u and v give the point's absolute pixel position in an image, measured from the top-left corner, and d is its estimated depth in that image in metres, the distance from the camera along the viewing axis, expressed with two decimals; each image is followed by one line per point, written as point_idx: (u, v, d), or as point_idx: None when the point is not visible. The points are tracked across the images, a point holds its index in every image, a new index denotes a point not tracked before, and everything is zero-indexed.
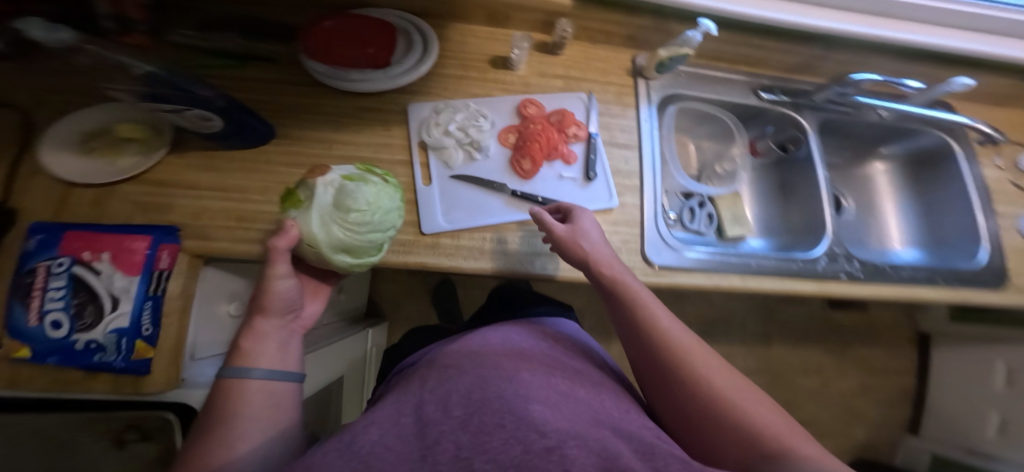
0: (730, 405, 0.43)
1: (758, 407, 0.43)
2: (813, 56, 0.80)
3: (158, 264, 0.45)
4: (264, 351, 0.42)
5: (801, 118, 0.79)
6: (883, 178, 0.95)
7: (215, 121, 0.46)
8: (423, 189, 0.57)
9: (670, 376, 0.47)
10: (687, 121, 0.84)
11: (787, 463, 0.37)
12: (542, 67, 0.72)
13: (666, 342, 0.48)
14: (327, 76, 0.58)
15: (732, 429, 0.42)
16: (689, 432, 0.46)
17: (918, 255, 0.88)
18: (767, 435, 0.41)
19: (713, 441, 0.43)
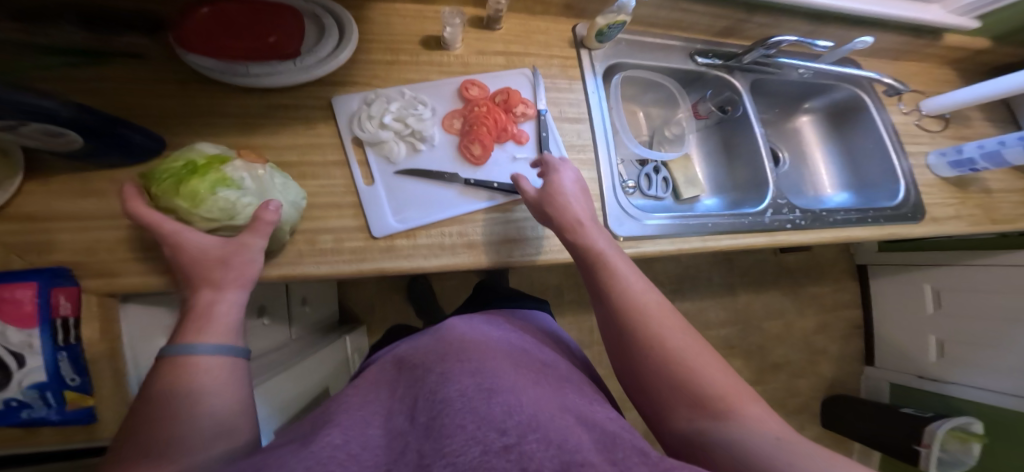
0: (682, 360, 0.44)
1: (708, 365, 0.44)
2: (738, 20, 0.82)
3: (61, 309, 0.36)
4: (218, 324, 0.37)
5: (733, 79, 0.81)
6: (810, 130, 1.01)
7: (69, 135, 0.38)
8: (366, 189, 0.52)
9: (626, 330, 0.48)
10: (632, 89, 0.84)
11: (730, 423, 0.39)
12: (480, 45, 0.67)
13: (632, 297, 0.48)
14: (218, 72, 0.51)
15: (679, 382, 0.43)
16: (639, 382, 0.47)
17: (847, 197, 0.96)
18: (707, 390, 0.42)
19: (658, 388, 0.44)
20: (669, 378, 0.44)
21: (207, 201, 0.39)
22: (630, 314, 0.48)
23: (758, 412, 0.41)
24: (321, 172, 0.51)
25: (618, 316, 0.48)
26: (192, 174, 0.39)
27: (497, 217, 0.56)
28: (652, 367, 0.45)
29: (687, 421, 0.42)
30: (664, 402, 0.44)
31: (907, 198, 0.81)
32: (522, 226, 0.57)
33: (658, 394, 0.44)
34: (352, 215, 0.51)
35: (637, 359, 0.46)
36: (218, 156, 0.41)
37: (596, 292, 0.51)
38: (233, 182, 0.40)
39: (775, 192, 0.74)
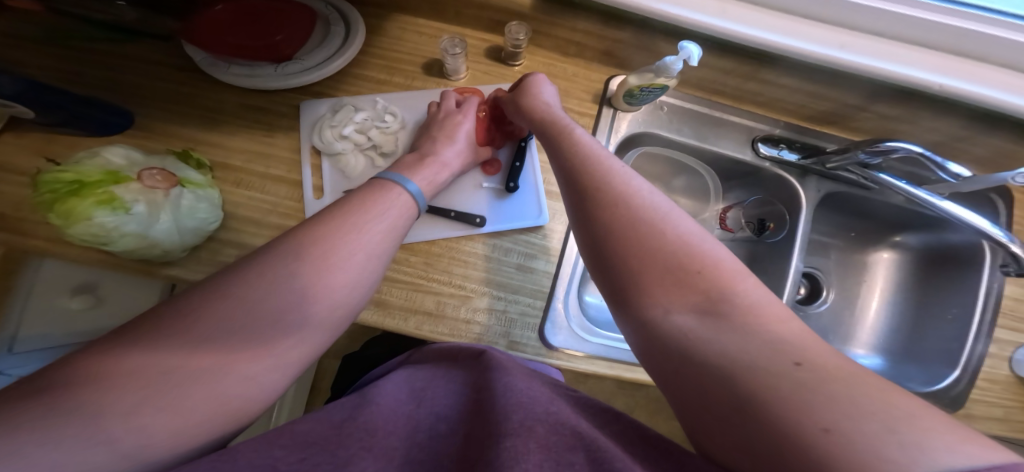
0: (665, 242, 0.32)
1: (702, 247, 0.32)
2: (853, 106, 0.59)
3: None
4: (427, 164, 0.49)
5: (801, 192, 0.63)
6: (884, 269, 0.80)
7: (19, 108, 0.42)
8: (313, 203, 0.50)
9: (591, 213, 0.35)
10: (661, 168, 0.71)
11: (726, 319, 0.28)
12: (488, 80, 0.61)
13: (606, 175, 0.37)
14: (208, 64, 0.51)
15: (663, 257, 0.31)
16: (607, 284, 0.34)
17: (877, 364, 0.75)
18: (691, 264, 0.31)
19: (634, 284, 0.31)
20: (642, 266, 0.31)
21: (81, 222, 0.38)
22: (596, 185, 0.36)
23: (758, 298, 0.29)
24: (256, 183, 0.50)
25: (581, 197, 0.36)
26: (73, 193, 0.38)
27: (415, 281, 0.54)
28: (621, 254, 0.32)
29: (665, 308, 0.30)
30: (636, 293, 0.31)
31: (947, 387, 0.65)
32: (444, 302, 0.53)
33: (627, 284, 0.32)
34: (268, 235, 0.49)
35: (603, 243, 0.34)
36: (114, 174, 0.39)
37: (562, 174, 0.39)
38: (118, 204, 0.38)
39: None
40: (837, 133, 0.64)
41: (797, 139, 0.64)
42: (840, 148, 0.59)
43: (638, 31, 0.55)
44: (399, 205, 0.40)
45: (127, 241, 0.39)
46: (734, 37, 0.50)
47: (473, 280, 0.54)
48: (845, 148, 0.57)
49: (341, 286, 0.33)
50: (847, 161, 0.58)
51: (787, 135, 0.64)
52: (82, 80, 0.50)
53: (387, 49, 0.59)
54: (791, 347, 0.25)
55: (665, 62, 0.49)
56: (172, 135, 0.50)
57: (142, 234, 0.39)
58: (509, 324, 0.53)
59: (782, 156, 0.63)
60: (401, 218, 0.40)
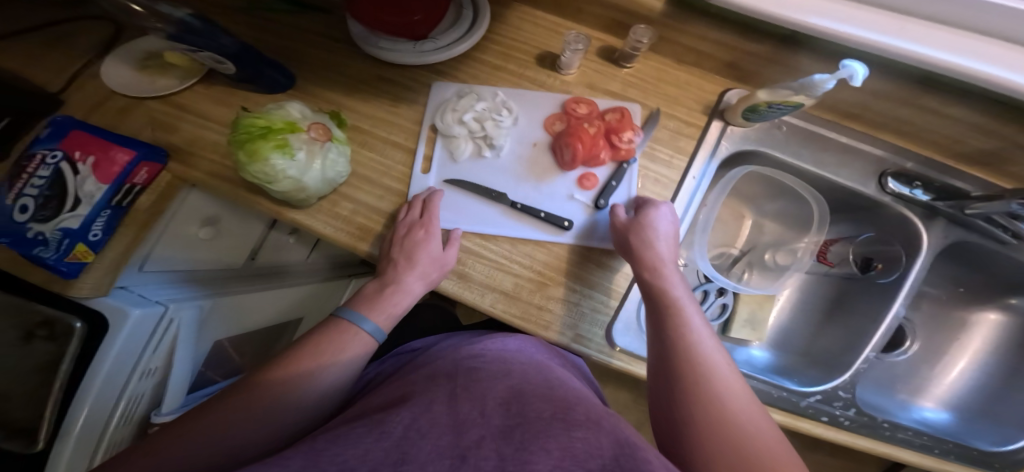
0: (733, 424, 0.38)
1: (768, 439, 0.37)
2: (1010, 148, 0.55)
3: (132, 179, 0.51)
4: (387, 307, 0.48)
5: (922, 234, 0.60)
6: (983, 330, 0.73)
7: (228, 66, 0.49)
8: (419, 177, 0.55)
9: (674, 379, 0.43)
10: (758, 189, 0.70)
11: None
12: (597, 78, 0.62)
13: (694, 345, 0.44)
14: (361, 38, 0.56)
15: (731, 441, 0.37)
16: (674, 437, 0.40)
17: (942, 418, 0.71)
18: (754, 450, 0.36)
19: (696, 450, 0.38)
20: (709, 441, 0.38)
21: (259, 161, 0.45)
22: (683, 355, 0.43)
23: None
24: (378, 147, 0.56)
25: (665, 364, 0.44)
26: (261, 136, 0.45)
27: (501, 261, 0.56)
28: (692, 427, 0.39)
29: None
30: (694, 462, 0.37)
31: (1014, 450, 0.60)
32: (521, 286, 0.55)
33: (692, 448, 0.38)
34: (380, 196, 0.54)
35: (681, 406, 0.41)
36: (292, 124, 0.47)
37: (654, 332, 0.47)
38: (288, 150, 0.45)
39: (845, 381, 0.59)
40: (985, 176, 0.60)
41: (936, 179, 0.60)
42: (987, 195, 0.56)
43: (779, 44, 0.54)
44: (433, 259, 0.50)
45: (286, 183, 0.46)
46: (897, 56, 0.46)
47: (555, 268, 0.56)
48: (996, 196, 0.54)
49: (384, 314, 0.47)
50: (993, 210, 0.55)
51: (923, 173, 0.61)
52: (250, 38, 0.57)
53: (506, 37, 0.61)
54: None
55: (816, 79, 0.49)
56: (315, 96, 0.56)
57: (298, 179, 0.46)
58: (579, 317, 0.55)
59: (914, 196, 0.60)
60: (359, 357, 0.44)
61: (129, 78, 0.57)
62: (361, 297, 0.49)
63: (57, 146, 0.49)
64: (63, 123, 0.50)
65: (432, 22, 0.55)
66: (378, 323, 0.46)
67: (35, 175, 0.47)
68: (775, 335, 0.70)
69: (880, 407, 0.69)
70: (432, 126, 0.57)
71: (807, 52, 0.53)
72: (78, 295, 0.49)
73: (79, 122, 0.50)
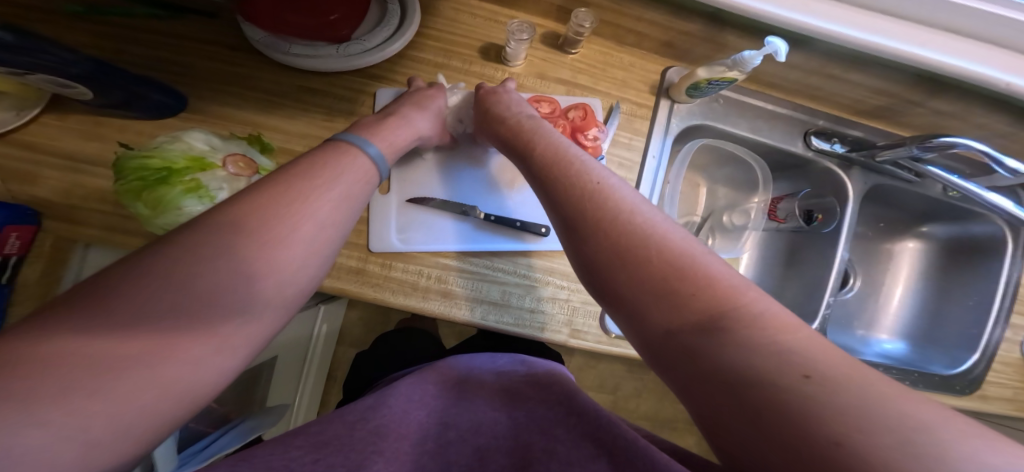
0: (639, 243, 0.29)
1: (672, 245, 0.29)
2: (908, 102, 0.60)
3: (1, 250, 0.38)
4: (389, 140, 0.43)
5: (848, 183, 0.66)
6: (909, 257, 0.83)
7: (81, 89, 0.38)
8: (378, 198, 0.53)
9: (577, 217, 0.33)
10: (707, 159, 0.73)
11: (725, 329, 0.24)
12: (544, 67, 0.59)
13: (582, 173, 0.35)
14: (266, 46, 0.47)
15: (643, 265, 0.28)
16: (603, 292, 0.31)
17: (900, 348, 0.79)
18: (669, 267, 0.28)
19: (631, 292, 0.29)
20: (634, 265, 0.29)
21: (170, 211, 0.37)
22: (573, 191, 0.34)
23: (767, 306, 0.26)
24: None
25: (558, 203, 0.35)
26: (161, 180, 0.36)
27: (483, 270, 0.53)
28: (611, 254, 0.30)
29: (665, 323, 0.27)
30: (625, 293, 0.29)
31: (966, 370, 0.69)
32: (509, 292, 0.53)
33: (624, 295, 0.29)
34: None
35: (585, 237, 0.32)
36: (200, 160, 0.38)
37: (538, 186, 0.38)
38: (204, 193, 0.38)
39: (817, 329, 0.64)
40: (881, 126, 0.66)
41: (848, 132, 0.65)
42: (890, 143, 0.61)
43: (714, 23, 0.55)
44: (360, 171, 0.37)
45: None
46: (814, 33, 0.50)
47: (538, 268, 0.54)
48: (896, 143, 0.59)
49: (328, 201, 0.32)
50: (897, 155, 0.61)
51: (837, 128, 0.65)
52: (120, 56, 0.45)
53: (443, 32, 0.56)
54: (800, 356, 0.22)
55: (746, 56, 0.50)
56: (226, 117, 0.46)
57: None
58: (572, 312, 0.53)
59: (834, 150, 0.65)
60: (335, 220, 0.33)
61: None
62: (355, 127, 0.42)
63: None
64: None
65: (354, 19, 0.47)
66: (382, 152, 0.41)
67: None
68: None
69: (842, 346, 0.79)
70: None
71: (742, 28, 0.55)
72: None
73: None
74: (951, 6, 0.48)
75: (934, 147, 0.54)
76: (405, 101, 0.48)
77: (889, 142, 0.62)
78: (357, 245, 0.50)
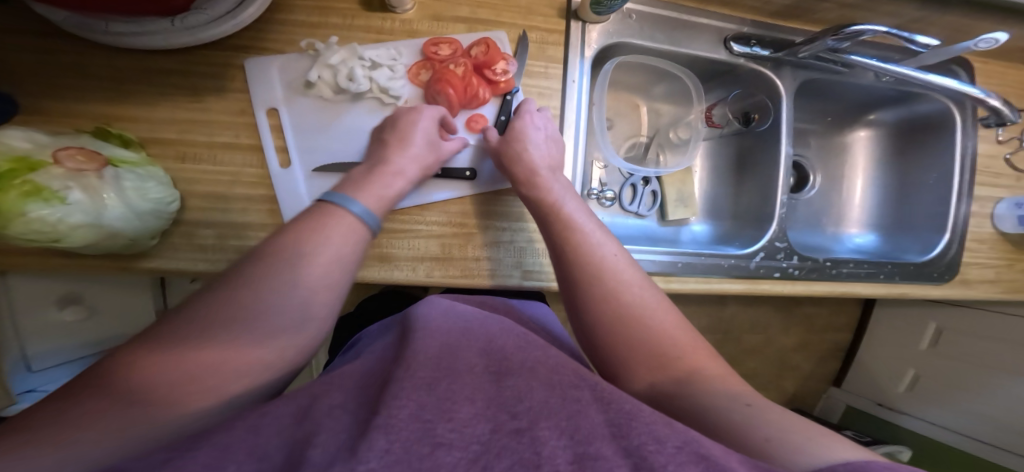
0: (643, 322, 0.40)
1: (652, 302, 0.41)
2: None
3: None
4: (372, 193, 0.42)
5: (779, 81, 0.63)
6: (863, 148, 0.82)
7: None
8: (280, 172, 0.47)
9: (583, 297, 0.42)
10: (637, 78, 0.69)
11: (697, 384, 0.35)
12: (439, 7, 0.54)
13: (586, 239, 0.45)
14: (76, 25, 0.40)
15: (639, 344, 0.39)
16: (603, 358, 0.41)
17: (871, 240, 0.78)
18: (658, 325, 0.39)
19: (626, 355, 0.39)
20: (633, 337, 0.39)
21: (17, 221, 0.32)
22: (584, 268, 0.43)
23: (715, 371, 0.37)
24: (206, 155, 0.45)
25: (568, 288, 0.44)
26: None
27: (417, 228, 0.50)
28: (626, 313, 0.40)
29: (648, 383, 0.38)
30: (623, 364, 0.39)
31: (941, 254, 0.67)
32: (448, 244, 0.50)
33: (620, 362, 0.40)
34: (244, 209, 0.45)
35: (589, 315, 0.42)
36: (25, 160, 0.33)
37: (544, 229, 0.48)
38: (50, 195, 0.33)
39: (776, 231, 0.62)
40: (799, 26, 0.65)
41: (768, 35, 0.63)
42: (809, 38, 0.60)
43: None
44: (344, 234, 0.37)
45: (82, 233, 0.35)
46: None
47: (475, 216, 0.52)
48: (812, 38, 0.58)
49: (348, 214, 0.38)
50: (817, 49, 0.60)
51: (757, 31, 0.63)
52: None
53: None
54: (740, 397, 0.34)
55: None
56: (86, 115, 0.42)
57: (96, 223, 0.35)
58: (520, 253, 0.52)
59: (755, 53, 0.62)
60: (346, 246, 0.37)
61: None
62: (345, 183, 0.43)
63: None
64: None
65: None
66: (367, 205, 0.40)
67: None
68: (705, 207, 0.72)
69: (815, 246, 0.76)
70: (271, 108, 0.47)
71: None
72: None
73: None
74: None
75: (847, 34, 0.55)
76: (397, 140, 0.46)
77: (807, 38, 0.61)
78: (271, 226, 0.46)
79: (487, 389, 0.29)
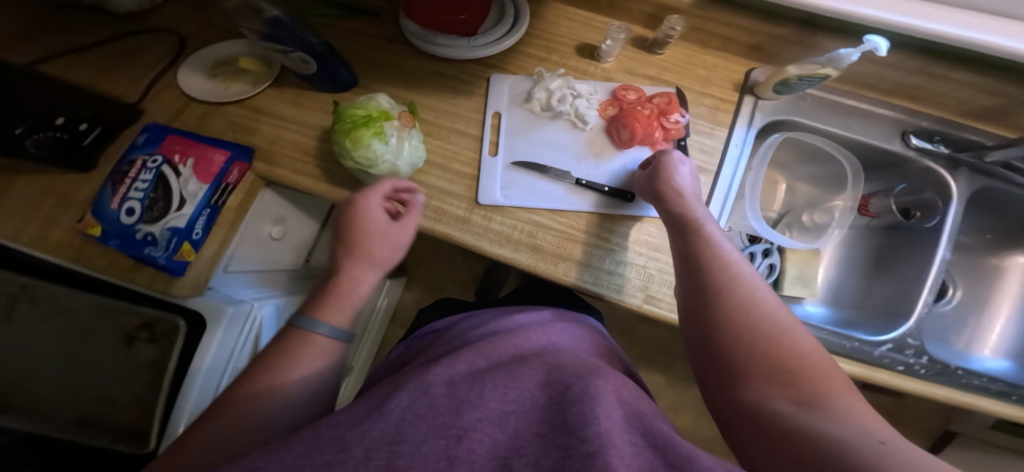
0: (766, 342, 0.39)
1: (781, 328, 0.40)
2: (1019, 102, 0.60)
3: (227, 178, 0.53)
4: (337, 307, 0.43)
5: (954, 183, 0.64)
6: (1019, 275, 0.77)
7: (309, 67, 0.54)
8: (488, 159, 0.60)
9: (704, 311, 0.43)
10: (786, 155, 0.75)
11: (824, 407, 0.33)
12: (633, 64, 0.67)
13: (719, 255, 0.47)
14: (416, 37, 0.61)
15: (757, 362, 0.38)
16: (718, 384, 0.40)
17: (1004, 367, 0.73)
18: (779, 352, 0.38)
19: (742, 373, 0.38)
20: (750, 350, 0.39)
21: (362, 147, 0.51)
22: (713, 274, 0.45)
23: (852, 403, 0.34)
24: (443, 135, 0.60)
25: (695, 293, 0.45)
26: (362, 124, 0.51)
27: (570, 232, 0.58)
28: (732, 341, 0.40)
29: (764, 399, 0.36)
30: (740, 376, 0.38)
31: None
32: (591, 252, 0.58)
33: (730, 377, 0.39)
34: (451, 180, 0.58)
35: (709, 329, 0.42)
36: (385, 114, 0.53)
37: (678, 237, 0.51)
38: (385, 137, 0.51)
39: (912, 328, 0.62)
40: (992, 128, 0.66)
41: (951, 133, 0.66)
42: (1003, 143, 0.62)
43: (799, 27, 0.61)
44: (326, 346, 0.41)
45: (384, 167, 0.52)
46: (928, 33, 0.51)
47: (617, 235, 0.59)
48: (1014, 144, 0.60)
49: (361, 283, 0.45)
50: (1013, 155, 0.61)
51: (942, 128, 0.66)
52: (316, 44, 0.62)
53: (551, 33, 0.66)
54: (881, 433, 0.29)
55: (844, 53, 0.56)
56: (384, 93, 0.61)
57: (394, 163, 0.52)
58: (649, 278, 0.57)
59: (936, 150, 0.65)
60: (331, 350, 0.41)
61: (199, 83, 0.59)
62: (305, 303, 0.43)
63: (157, 151, 0.53)
64: (158, 130, 0.55)
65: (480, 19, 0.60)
66: (333, 322, 0.41)
67: (136, 181, 0.51)
68: (827, 294, 0.74)
69: (942, 357, 0.72)
70: (497, 112, 0.62)
71: (826, 31, 0.60)
72: (179, 293, 0.51)
73: (170, 129, 0.55)
74: None
75: None
76: (341, 241, 0.46)
77: (1001, 144, 0.62)
78: (465, 197, 0.58)
79: (552, 419, 0.28)
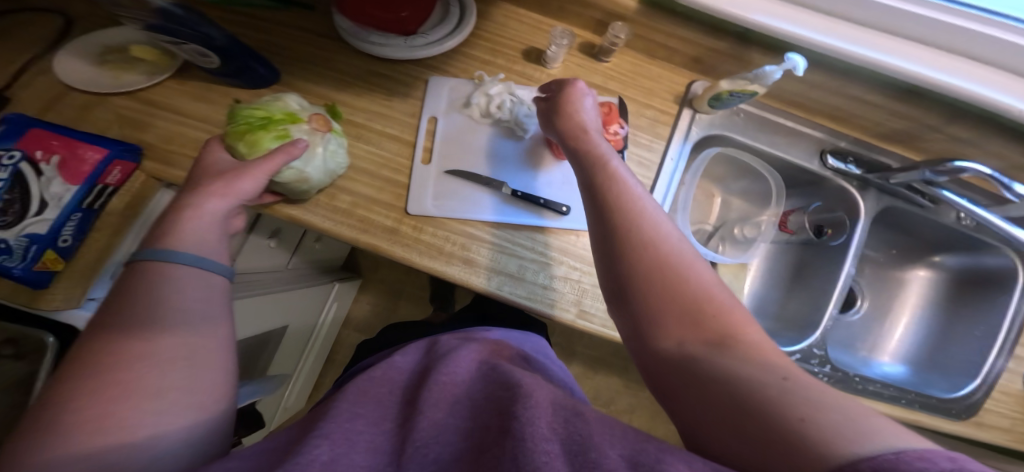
0: (674, 279, 0.35)
1: (688, 261, 0.37)
2: (926, 127, 0.64)
3: (105, 179, 0.48)
4: (188, 231, 0.36)
5: (861, 202, 0.70)
6: (918, 287, 0.85)
7: (211, 59, 0.49)
8: (421, 167, 0.58)
9: (613, 253, 0.38)
10: (723, 170, 0.78)
11: (735, 350, 0.31)
12: (578, 72, 0.65)
13: (625, 193, 0.41)
14: (347, 33, 0.57)
15: (663, 296, 0.35)
16: (634, 331, 0.37)
17: (900, 372, 0.81)
18: (691, 292, 0.35)
19: (652, 317, 0.35)
20: (659, 289, 0.35)
21: (261, 150, 0.47)
22: (621, 214, 0.39)
23: (756, 336, 0.33)
24: (373, 139, 0.57)
25: (609, 237, 0.39)
26: (261, 127, 0.48)
27: (504, 245, 0.58)
28: (639, 276, 0.36)
29: (678, 343, 0.33)
30: (653, 319, 0.35)
31: (965, 395, 0.68)
32: (525, 267, 0.58)
33: (641, 319, 0.36)
34: (379, 187, 0.56)
35: (618, 269, 0.38)
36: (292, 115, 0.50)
37: (589, 191, 0.44)
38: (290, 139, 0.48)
39: (817, 339, 0.68)
40: (900, 150, 0.70)
41: (865, 155, 0.70)
42: (905, 166, 0.66)
43: (737, 40, 0.61)
44: (188, 283, 0.33)
45: (290, 172, 0.48)
46: (832, 52, 0.56)
47: (553, 249, 0.59)
48: (911, 166, 0.64)
49: (205, 215, 0.37)
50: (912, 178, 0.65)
51: (856, 150, 0.70)
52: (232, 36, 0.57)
53: (493, 33, 0.64)
54: (784, 368, 0.30)
55: (766, 71, 0.57)
56: (311, 93, 0.57)
57: (302, 169, 0.48)
58: (582, 293, 0.58)
59: (849, 170, 0.70)
60: (204, 288, 0.34)
61: (91, 76, 0.54)
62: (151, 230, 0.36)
63: (14, 146, 0.46)
64: (19, 121, 0.47)
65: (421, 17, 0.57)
66: (197, 249, 0.35)
67: None
68: (752, 304, 0.78)
69: (844, 363, 0.80)
70: (433, 116, 0.60)
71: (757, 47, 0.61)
72: (47, 306, 0.45)
73: (35, 120, 0.48)
74: (952, 29, 0.55)
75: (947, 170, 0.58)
76: (201, 174, 0.42)
77: (904, 166, 0.66)
78: (395, 207, 0.56)
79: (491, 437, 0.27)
